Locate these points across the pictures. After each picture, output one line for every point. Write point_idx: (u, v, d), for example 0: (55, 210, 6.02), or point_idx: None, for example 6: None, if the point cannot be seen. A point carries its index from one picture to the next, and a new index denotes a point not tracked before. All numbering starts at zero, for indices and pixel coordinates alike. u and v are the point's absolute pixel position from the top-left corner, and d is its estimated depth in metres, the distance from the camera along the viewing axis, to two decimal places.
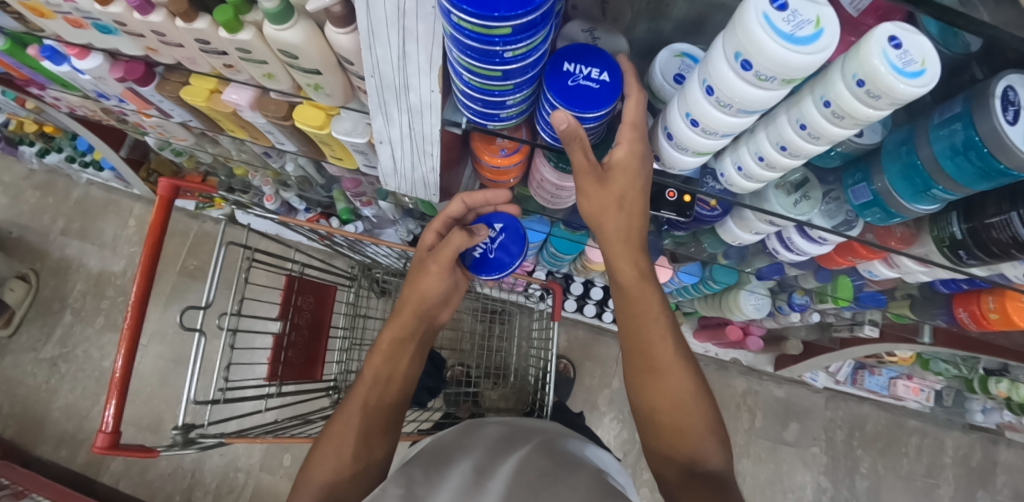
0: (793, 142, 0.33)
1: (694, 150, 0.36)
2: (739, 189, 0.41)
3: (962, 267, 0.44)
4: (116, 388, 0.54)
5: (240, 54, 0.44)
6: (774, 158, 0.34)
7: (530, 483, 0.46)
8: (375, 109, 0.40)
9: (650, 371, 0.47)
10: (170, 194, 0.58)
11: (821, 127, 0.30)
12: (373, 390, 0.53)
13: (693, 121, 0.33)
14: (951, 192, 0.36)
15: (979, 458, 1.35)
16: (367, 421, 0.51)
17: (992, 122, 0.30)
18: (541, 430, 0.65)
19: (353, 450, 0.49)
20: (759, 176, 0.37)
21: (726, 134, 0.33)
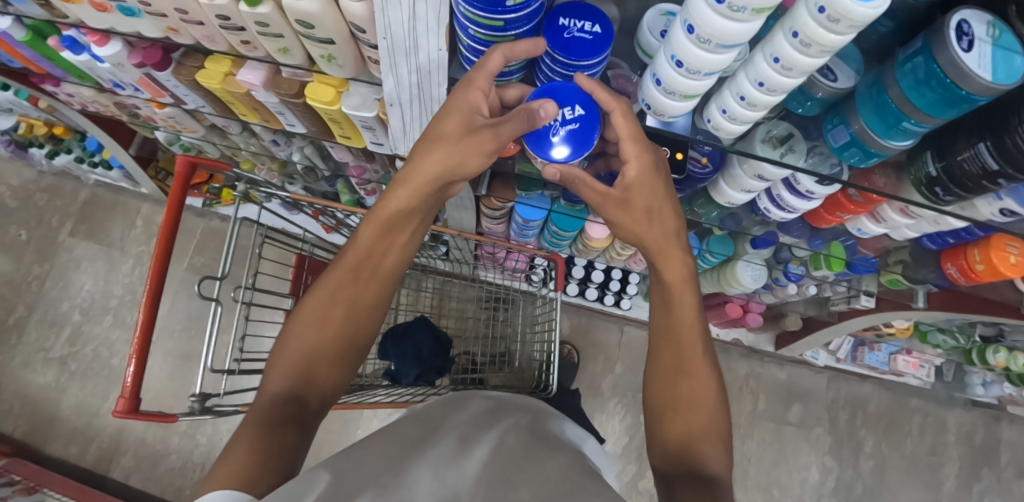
0: (770, 77, 0.36)
1: (682, 94, 0.39)
2: (724, 133, 0.45)
3: (939, 205, 0.50)
4: (136, 357, 0.58)
5: (258, 28, 0.47)
6: (755, 95, 0.38)
7: (522, 449, 0.45)
8: (385, 71, 0.42)
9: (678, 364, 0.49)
10: (187, 171, 0.61)
11: (793, 59, 0.33)
12: (364, 261, 0.51)
13: (678, 62, 0.36)
14: (921, 124, 0.40)
15: (982, 436, 1.37)
16: (359, 290, 0.50)
17: (950, 52, 0.34)
18: (527, 407, 0.63)
19: (342, 312, 0.49)
20: (740, 116, 0.41)
21: (708, 75, 0.36)
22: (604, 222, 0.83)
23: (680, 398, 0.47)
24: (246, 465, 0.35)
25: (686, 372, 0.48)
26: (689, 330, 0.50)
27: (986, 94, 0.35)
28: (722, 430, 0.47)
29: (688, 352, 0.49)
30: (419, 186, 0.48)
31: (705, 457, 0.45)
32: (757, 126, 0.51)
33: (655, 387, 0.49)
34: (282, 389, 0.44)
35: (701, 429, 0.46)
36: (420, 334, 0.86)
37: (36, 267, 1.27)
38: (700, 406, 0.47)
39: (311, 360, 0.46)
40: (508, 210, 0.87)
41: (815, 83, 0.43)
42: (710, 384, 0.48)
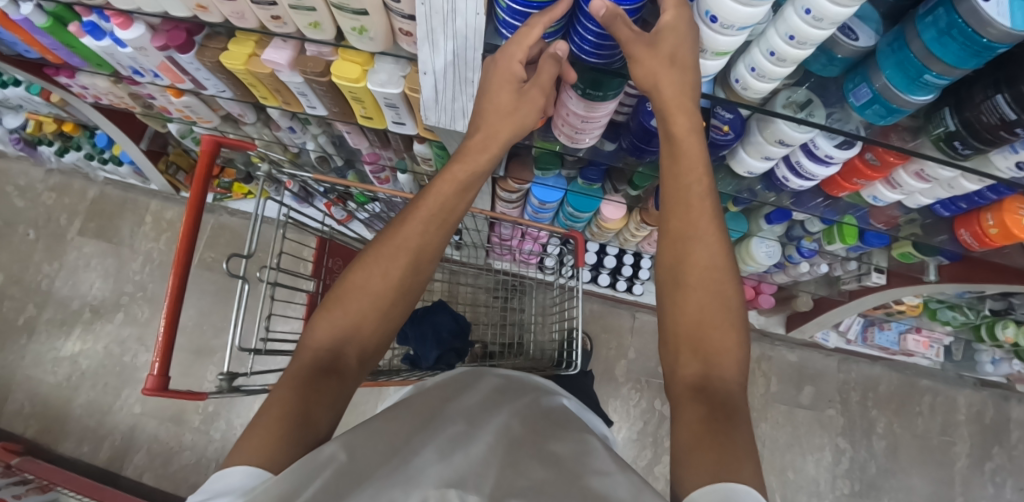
0: (801, 30, 0.37)
1: (715, 51, 0.41)
2: (751, 91, 0.46)
3: (958, 160, 0.52)
4: (165, 336, 0.58)
5: (290, 2, 0.48)
6: (784, 49, 0.40)
7: (532, 435, 0.45)
8: (422, 37, 0.43)
9: (687, 240, 0.43)
10: (212, 150, 0.62)
11: (824, 9, 0.35)
12: (433, 218, 0.50)
13: (712, 18, 0.37)
14: (943, 76, 0.41)
15: (992, 415, 1.38)
16: (420, 248, 0.50)
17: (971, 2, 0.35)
18: (533, 386, 0.63)
19: (399, 273, 0.49)
20: (770, 72, 0.43)
21: (743, 29, 0.38)
22: (620, 200, 0.83)
23: (689, 274, 0.42)
24: (278, 428, 0.38)
25: (691, 234, 0.43)
26: (699, 189, 0.43)
27: (1006, 41, 0.35)
28: (735, 317, 0.41)
29: (698, 217, 0.43)
30: (496, 147, 0.51)
31: (715, 350, 0.40)
32: (776, 92, 0.52)
33: (665, 258, 0.44)
34: (327, 343, 0.45)
35: (711, 315, 0.41)
36: (439, 317, 0.86)
37: (45, 266, 1.26)
38: (712, 286, 0.41)
39: (360, 315, 0.47)
40: (523, 193, 0.87)
41: (837, 43, 0.45)
42: (722, 258, 0.42)
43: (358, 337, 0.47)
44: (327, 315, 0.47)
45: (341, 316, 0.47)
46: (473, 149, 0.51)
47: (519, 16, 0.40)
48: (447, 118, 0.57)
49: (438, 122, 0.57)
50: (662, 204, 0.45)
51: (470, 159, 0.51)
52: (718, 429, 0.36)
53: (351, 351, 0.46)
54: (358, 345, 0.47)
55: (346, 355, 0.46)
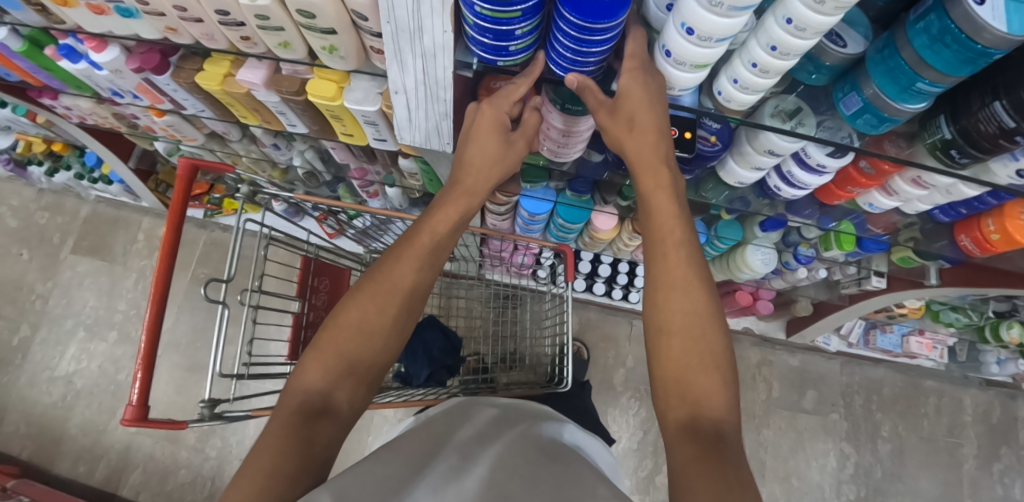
0: (783, 40, 0.34)
1: (692, 63, 0.38)
2: (735, 103, 0.44)
3: (954, 169, 0.50)
4: (143, 364, 0.57)
5: (258, 22, 0.47)
6: (766, 60, 0.36)
7: (526, 465, 0.44)
8: (390, 57, 0.41)
9: (664, 287, 0.45)
10: (189, 173, 0.62)
11: (805, 19, 0.32)
12: (426, 257, 0.53)
13: (689, 30, 0.34)
14: (936, 84, 0.39)
15: (1000, 414, 1.35)
16: (412, 289, 0.52)
17: (963, 6, 0.33)
18: (527, 412, 0.63)
19: (394, 313, 0.50)
20: (753, 84, 0.40)
21: (721, 41, 0.34)
22: (612, 211, 0.81)
23: (673, 321, 0.43)
24: (268, 475, 0.36)
25: (673, 286, 0.44)
26: (673, 239, 0.46)
27: (1003, 46, 0.34)
28: (720, 360, 0.42)
29: (674, 268, 0.45)
30: (476, 193, 0.56)
31: (701, 395, 0.40)
32: (764, 101, 0.51)
33: (649, 308, 0.45)
34: (318, 386, 0.44)
35: (697, 360, 0.42)
36: (430, 334, 0.85)
37: (38, 286, 1.26)
38: (697, 332, 0.43)
39: (355, 354, 0.47)
40: (512, 205, 0.85)
41: (824, 50, 0.42)
42: (702, 301, 0.44)
43: (350, 378, 0.46)
44: (317, 356, 0.46)
45: (334, 356, 0.46)
46: (460, 195, 0.56)
47: (489, 34, 0.37)
48: (421, 137, 0.56)
49: (414, 141, 0.56)
50: (645, 258, 0.47)
51: (451, 207, 0.55)
52: (719, 463, 0.35)
53: (343, 393, 0.45)
54: (348, 388, 0.46)
55: (337, 398, 0.45)
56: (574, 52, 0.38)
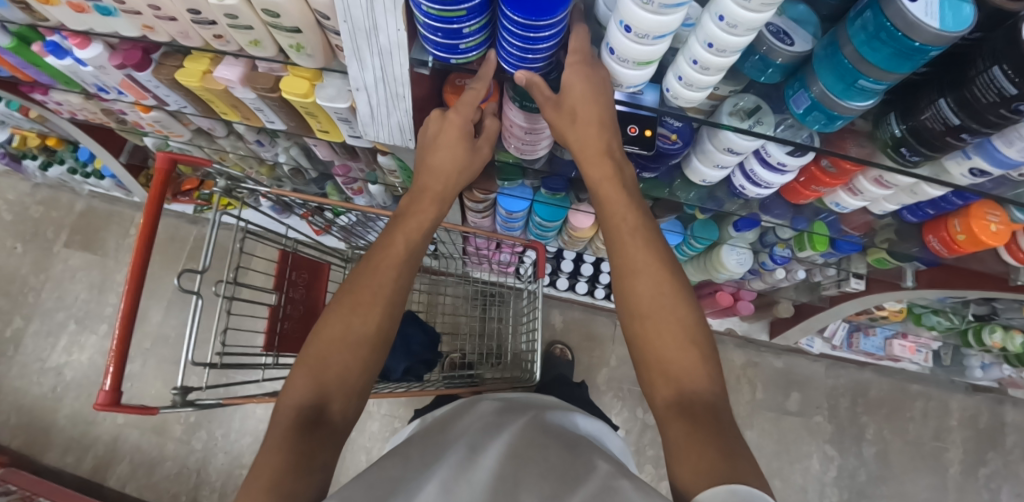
0: (718, 37, 0.35)
1: (635, 60, 0.39)
2: (683, 100, 0.45)
3: (909, 169, 0.51)
4: (116, 351, 0.59)
5: (227, 21, 0.48)
6: (705, 57, 0.37)
7: (529, 449, 0.45)
8: (349, 54, 0.43)
9: (631, 274, 0.47)
10: (168, 167, 0.63)
11: (736, 16, 0.33)
12: (402, 262, 0.54)
13: (627, 27, 0.35)
14: (878, 82, 0.40)
15: (986, 419, 1.35)
16: (393, 290, 0.53)
17: (895, 4, 0.34)
18: (535, 403, 0.64)
19: (377, 317, 0.50)
20: (696, 82, 0.41)
21: (659, 38, 0.35)
22: (588, 209, 0.82)
23: (643, 305, 0.45)
24: (271, 485, 0.35)
25: (639, 271, 0.47)
26: (628, 226, 0.49)
27: (937, 43, 0.35)
28: (698, 335, 0.44)
29: (637, 254, 0.48)
30: (445, 199, 0.59)
31: (683, 372, 0.42)
32: (722, 99, 0.52)
33: (620, 298, 0.48)
34: (307, 398, 0.44)
35: (677, 341, 0.43)
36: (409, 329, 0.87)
37: (32, 279, 1.28)
38: (667, 310, 0.45)
39: (341, 365, 0.47)
40: (491, 203, 0.87)
41: (772, 49, 0.43)
42: (669, 279, 0.46)
43: (339, 387, 0.46)
44: (303, 370, 0.46)
45: (320, 371, 0.46)
46: (429, 198, 0.58)
47: (440, 32, 0.38)
48: (384, 133, 0.57)
49: (377, 137, 0.57)
50: (607, 250, 0.50)
51: (424, 211, 0.58)
52: (712, 434, 0.37)
53: (336, 406, 0.45)
54: (339, 398, 0.45)
55: (331, 410, 0.44)
56: (522, 49, 0.40)
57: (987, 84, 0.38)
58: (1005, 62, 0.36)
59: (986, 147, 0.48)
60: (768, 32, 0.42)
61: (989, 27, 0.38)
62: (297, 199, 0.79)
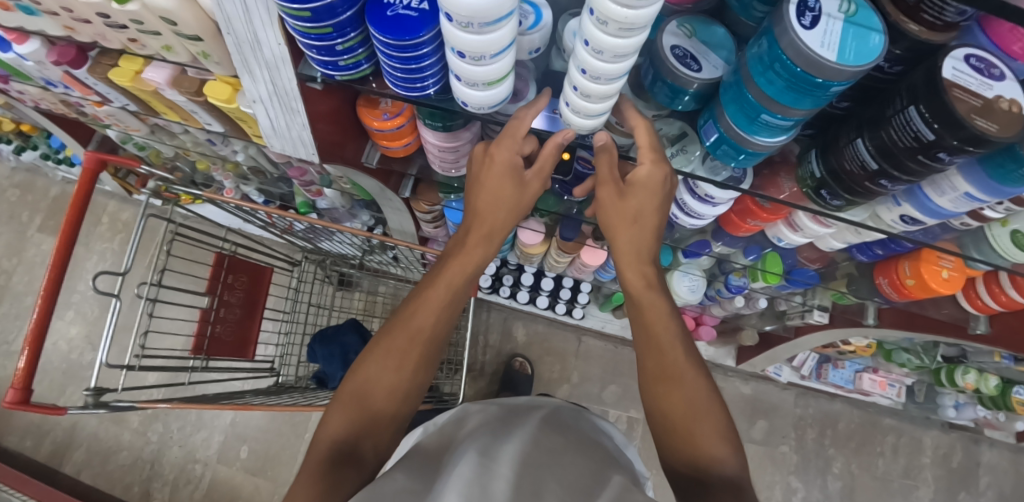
0: (589, 63, 0.33)
1: (485, 82, 0.35)
2: (575, 127, 0.43)
3: (834, 212, 0.47)
4: (29, 349, 0.59)
5: (136, 25, 0.47)
6: (584, 84, 0.35)
7: (551, 459, 0.46)
8: (238, 67, 0.42)
9: (666, 378, 0.50)
10: (95, 167, 0.64)
11: (597, 41, 0.30)
12: (443, 307, 0.52)
13: (459, 52, 0.32)
14: (780, 117, 0.35)
15: (960, 459, 1.30)
16: (431, 338, 0.52)
17: (789, 31, 0.29)
18: (549, 408, 0.65)
19: (413, 363, 0.50)
20: (584, 109, 0.39)
21: (497, 55, 0.32)
22: (535, 228, 0.81)
23: (675, 409, 0.48)
24: None
25: (674, 378, 0.49)
26: (662, 319, 0.52)
27: (840, 79, 0.30)
28: (723, 429, 0.48)
29: (665, 348, 0.51)
30: (493, 237, 0.53)
31: (712, 459, 0.45)
32: (645, 124, 0.48)
33: (651, 399, 0.50)
34: (343, 435, 0.46)
35: (703, 425, 0.47)
36: (348, 337, 0.89)
37: (5, 261, 1.29)
38: (699, 411, 0.48)
39: (378, 408, 0.48)
40: (440, 214, 0.85)
41: (679, 76, 0.38)
42: (697, 379, 0.50)
43: (373, 428, 0.47)
44: (342, 408, 0.47)
45: (358, 412, 0.47)
46: (476, 242, 0.53)
47: (321, 51, 0.37)
48: (289, 146, 0.56)
49: (281, 149, 0.56)
50: (636, 337, 0.54)
51: (468, 254, 0.53)
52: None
53: (368, 442, 0.46)
54: (373, 437, 0.47)
55: (363, 447, 0.46)
56: (405, 71, 0.37)
57: (903, 125, 0.33)
58: (923, 102, 0.31)
59: (916, 195, 0.43)
60: (672, 54, 0.38)
61: (910, 61, 0.33)
62: (248, 207, 0.76)
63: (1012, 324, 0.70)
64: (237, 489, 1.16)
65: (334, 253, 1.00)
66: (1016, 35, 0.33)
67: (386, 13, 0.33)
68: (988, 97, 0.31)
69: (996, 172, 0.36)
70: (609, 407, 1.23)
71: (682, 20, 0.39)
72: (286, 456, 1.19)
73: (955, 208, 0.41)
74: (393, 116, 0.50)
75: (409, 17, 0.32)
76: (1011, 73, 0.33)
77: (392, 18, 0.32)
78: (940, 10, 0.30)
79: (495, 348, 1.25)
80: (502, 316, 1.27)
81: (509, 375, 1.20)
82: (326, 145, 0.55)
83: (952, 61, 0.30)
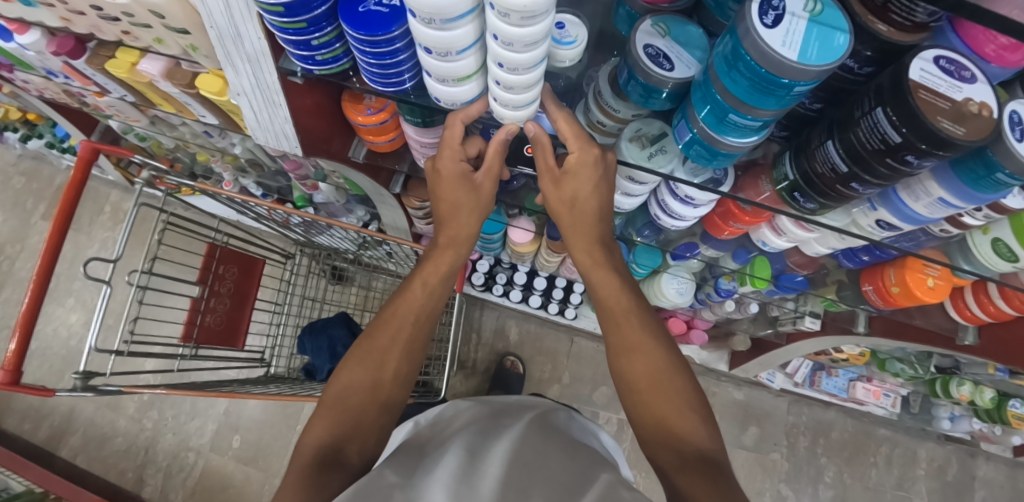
0: (503, 56, 0.33)
1: (454, 78, 0.36)
2: (509, 121, 0.43)
3: (810, 216, 0.47)
4: (21, 333, 0.60)
5: (128, 18, 0.49)
6: (504, 77, 0.35)
7: (535, 455, 0.46)
8: (222, 60, 0.43)
9: (627, 351, 0.52)
10: (90, 156, 0.65)
11: (504, 34, 0.30)
12: (420, 308, 0.55)
13: (426, 48, 0.33)
14: (747, 117, 0.35)
15: (955, 472, 1.29)
16: (411, 340, 0.53)
17: (752, 31, 0.29)
18: (531, 406, 0.66)
19: (394, 365, 0.51)
20: (509, 101, 0.39)
21: (463, 52, 0.33)
22: (526, 227, 0.81)
23: (641, 381, 0.50)
24: None
25: (636, 349, 0.51)
26: (622, 307, 0.54)
27: (805, 79, 0.30)
28: (690, 400, 0.48)
29: (626, 331, 0.52)
30: (461, 242, 0.56)
31: (683, 433, 0.46)
32: (624, 124, 0.48)
33: (619, 374, 0.52)
34: (328, 439, 0.45)
35: (674, 404, 0.48)
36: (336, 330, 0.90)
37: (9, 247, 1.32)
38: (665, 385, 0.49)
39: (360, 410, 0.48)
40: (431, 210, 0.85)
41: (651, 75, 0.38)
42: (663, 357, 0.51)
43: (358, 431, 0.47)
44: (326, 414, 0.47)
45: (341, 414, 0.47)
46: (446, 244, 0.57)
47: (302, 47, 0.38)
48: (273, 138, 0.57)
49: (265, 142, 0.57)
50: (603, 328, 0.55)
51: (439, 256, 0.57)
52: (708, 471, 0.42)
53: (353, 446, 0.46)
54: (359, 440, 0.46)
55: (348, 451, 0.45)
56: (381, 67, 0.38)
57: (871, 128, 0.33)
58: (890, 105, 0.31)
59: (891, 200, 0.43)
60: (645, 54, 0.38)
61: (880, 63, 0.33)
62: (240, 199, 0.77)
63: (1002, 338, 0.69)
64: (229, 477, 1.18)
65: (329, 247, 1.01)
66: (989, 37, 0.32)
67: (358, 9, 0.33)
68: (956, 99, 0.30)
69: (968, 177, 0.36)
70: (600, 409, 1.23)
71: (657, 20, 0.39)
72: (278, 446, 1.20)
73: (929, 214, 0.41)
74: (377, 111, 0.51)
75: (379, 13, 0.33)
76: (982, 76, 0.32)
77: (362, 13, 0.33)
78: (908, 11, 0.30)
79: (488, 345, 1.26)
80: (495, 314, 1.28)
81: (500, 374, 1.21)
82: (311, 137, 0.56)
83: (920, 63, 0.30)
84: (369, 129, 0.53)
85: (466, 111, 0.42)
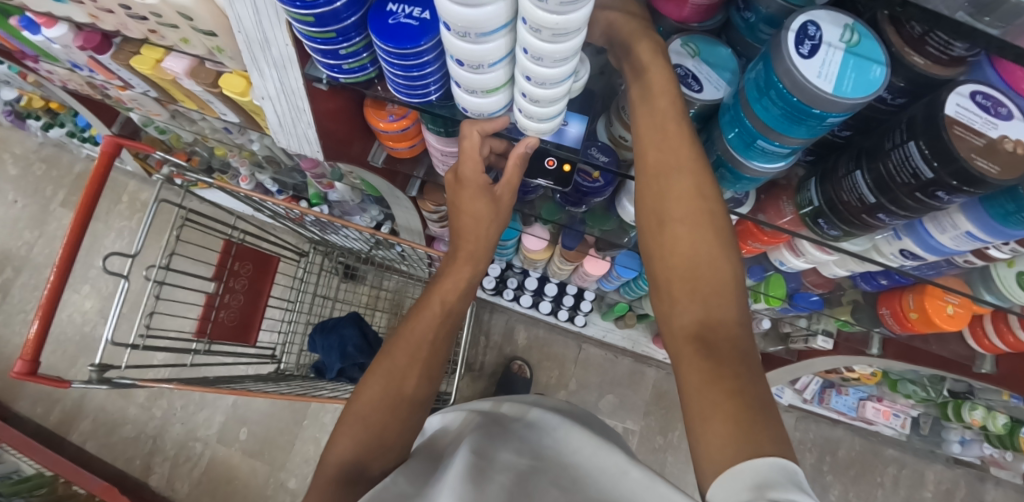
0: (532, 70, 0.33)
1: (482, 90, 0.36)
2: (531, 133, 0.43)
3: (832, 241, 0.46)
4: (40, 323, 0.61)
5: (156, 18, 0.49)
6: (530, 90, 0.35)
7: (547, 458, 0.44)
8: (248, 64, 0.43)
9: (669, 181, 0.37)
10: (113, 151, 0.65)
11: (535, 49, 0.30)
12: (438, 323, 0.54)
13: (458, 60, 0.32)
14: (775, 144, 0.35)
15: (964, 495, 1.27)
16: (430, 352, 0.53)
17: (786, 60, 0.29)
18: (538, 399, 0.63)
19: (416, 379, 0.51)
20: (534, 113, 0.39)
21: (494, 65, 0.33)
22: (540, 234, 0.81)
23: (676, 219, 0.36)
24: None
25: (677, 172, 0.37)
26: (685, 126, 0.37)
27: (838, 110, 0.29)
28: (731, 259, 0.35)
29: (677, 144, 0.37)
30: (476, 258, 0.56)
31: (708, 293, 0.34)
32: None
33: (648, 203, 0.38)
34: (352, 456, 0.46)
35: (703, 257, 0.35)
36: (346, 329, 0.90)
37: (27, 233, 1.34)
38: (704, 230, 0.35)
39: (383, 423, 0.48)
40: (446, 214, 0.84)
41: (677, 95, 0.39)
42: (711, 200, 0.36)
43: (382, 448, 0.46)
44: (349, 429, 0.48)
45: (364, 430, 0.47)
46: (462, 260, 0.56)
47: (331, 56, 0.38)
48: (294, 141, 0.57)
49: (286, 144, 0.57)
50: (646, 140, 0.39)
51: (457, 271, 0.56)
52: (728, 367, 0.30)
53: (377, 464, 0.46)
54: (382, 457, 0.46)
55: (371, 467, 0.45)
56: (407, 78, 0.38)
57: (902, 161, 0.32)
58: (923, 138, 0.30)
59: (917, 230, 0.42)
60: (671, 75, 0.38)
61: (913, 94, 0.32)
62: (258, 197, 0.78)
63: (1017, 367, 0.69)
64: (235, 469, 1.19)
65: (342, 246, 1.01)
66: None
67: (389, 21, 0.33)
68: (991, 136, 0.30)
69: (996, 213, 0.35)
70: (605, 417, 1.23)
71: (686, 39, 0.39)
72: (284, 441, 1.21)
73: (955, 246, 0.40)
74: (399, 118, 0.51)
75: (409, 25, 0.33)
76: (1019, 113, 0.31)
77: (393, 26, 0.33)
78: (944, 45, 0.29)
79: (496, 348, 1.26)
80: (504, 318, 1.28)
81: (507, 377, 1.21)
82: (333, 140, 0.56)
83: (957, 97, 0.29)
84: (389, 136, 0.53)
85: (488, 123, 0.42)
